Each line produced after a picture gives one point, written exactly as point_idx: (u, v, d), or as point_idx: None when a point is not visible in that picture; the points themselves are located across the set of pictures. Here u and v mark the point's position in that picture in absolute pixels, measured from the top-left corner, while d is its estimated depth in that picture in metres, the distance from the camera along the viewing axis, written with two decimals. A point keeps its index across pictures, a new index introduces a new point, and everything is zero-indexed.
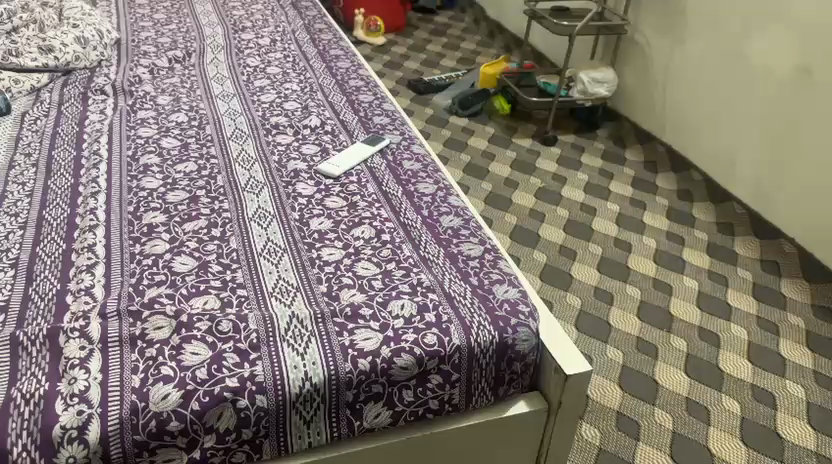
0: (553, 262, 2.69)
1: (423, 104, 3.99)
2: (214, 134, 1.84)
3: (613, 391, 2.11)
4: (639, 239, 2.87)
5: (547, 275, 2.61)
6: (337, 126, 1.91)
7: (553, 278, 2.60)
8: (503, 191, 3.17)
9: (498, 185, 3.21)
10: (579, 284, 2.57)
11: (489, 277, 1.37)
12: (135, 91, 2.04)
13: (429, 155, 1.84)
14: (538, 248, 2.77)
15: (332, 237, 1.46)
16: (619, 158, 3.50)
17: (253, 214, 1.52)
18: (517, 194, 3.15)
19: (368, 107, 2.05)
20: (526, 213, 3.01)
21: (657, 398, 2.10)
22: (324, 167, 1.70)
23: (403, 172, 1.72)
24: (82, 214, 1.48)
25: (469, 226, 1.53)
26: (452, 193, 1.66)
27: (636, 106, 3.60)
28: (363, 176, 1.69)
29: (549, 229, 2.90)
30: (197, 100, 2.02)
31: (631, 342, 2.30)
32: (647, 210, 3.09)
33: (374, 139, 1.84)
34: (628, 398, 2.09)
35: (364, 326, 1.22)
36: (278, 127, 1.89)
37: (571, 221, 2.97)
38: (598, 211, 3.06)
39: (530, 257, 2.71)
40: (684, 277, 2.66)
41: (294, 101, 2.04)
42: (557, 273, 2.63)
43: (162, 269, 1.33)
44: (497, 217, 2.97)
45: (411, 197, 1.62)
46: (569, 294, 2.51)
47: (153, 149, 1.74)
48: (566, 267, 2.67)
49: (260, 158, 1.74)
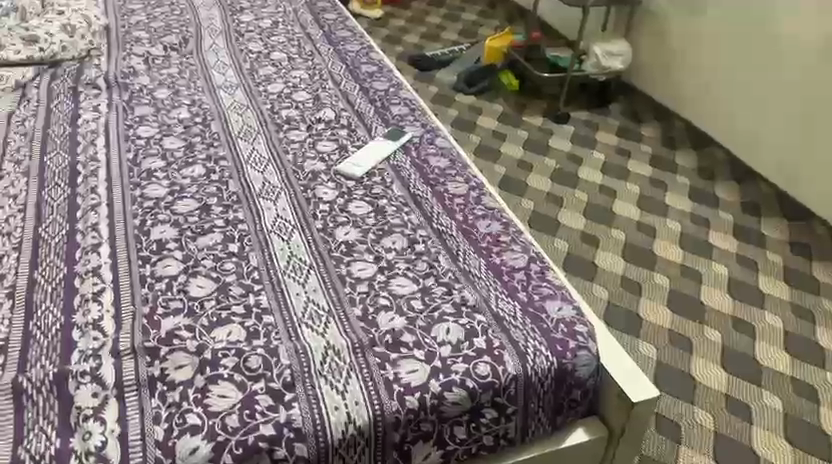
0: (576, 251, 2.57)
1: (427, 80, 3.81)
2: (220, 132, 1.69)
3: None
4: (662, 222, 2.76)
5: (571, 265, 2.49)
6: (353, 120, 1.77)
7: (576, 268, 2.48)
8: (517, 174, 3.04)
9: (512, 168, 3.08)
10: (605, 274, 2.46)
11: (539, 293, 1.24)
12: (130, 84, 1.88)
13: (455, 149, 1.70)
14: (559, 236, 2.65)
15: (362, 249, 1.33)
16: (634, 134, 3.35)
17: (273, 226, 1.38)
18: (532, 177, 3.02)
19: (385, 95, 1.89)
20: (543, 197, 2.88)
21: (696, 397, 2.01)
22: (344, 166, 1.56)
23: (430, 170, 1.58)
24: (83, 231, 1.34)
25: (509, 232, 1.40)
26: (486, 193, 1.53)
27: (650, 77, 3.46)
28: (387, 176, 1.55)
29: (569, 215, 2.78)
30: (199, 93, 1.86)
31: (664, 337, 2.20)
32: (668, 190, 2.96)
33: (394, 134, 1.70)
34: (665, 398, 2.00)
35: (407, 356, 1.09)
36: (289, 122, 1.74)
37: (591, 205, 2.85)
38: (618, 192, 2.94)
39: (550, 246, 2.59)
40: (712, 262, 2.55)
41: (304, 91, 1.88)
42: (581, 261, 2.51)
43: (177, 295, 1.19)
44: (513, 203, 2.84)
45: (442, 199, 1.48)
46: (594, 286, 2.40)
47: (156, 151, 1.59)
48: (589, 255, 2.55)
49: (273, 159, 1.59)
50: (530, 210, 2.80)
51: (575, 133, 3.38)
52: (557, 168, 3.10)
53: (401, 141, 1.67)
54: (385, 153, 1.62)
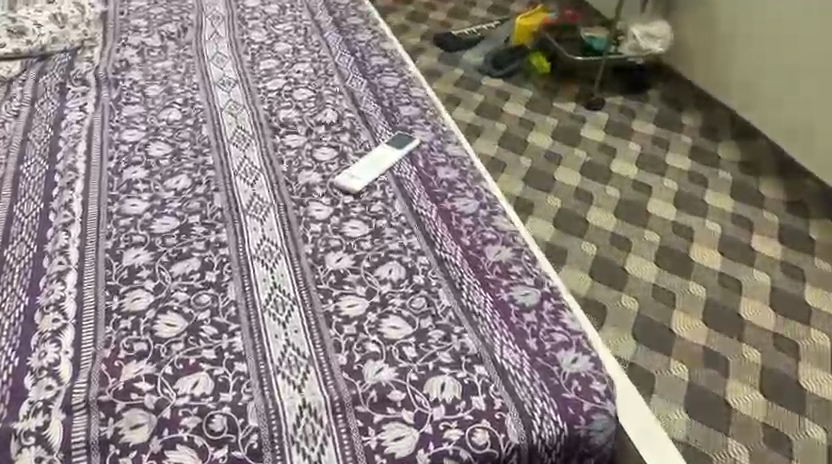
0: (604, 255, 2.41)
1: (453, 62, 3.61)
2: (211, 136, 1.55)
3: (678, 416, 1.88)
4: (700, 225, 2.56)
5: (599, 272, 2.33)
6: (357, 122, 1.61)
7: (605, 275, 2.32)
8: (545, 168, 2.86)
9: (539, 161, 2.90)
10: (636, 282, 2.30)
11: (551, 340, 1.09)
12: (121, 79, 1.75)
13: (468, 158, 1.54)
14: (586, 238, 2.49)
15: (353, 280, 1.18)
16: (673, 122, 3.11)
17: (257, 251, 1.24)
18: (560, 171, 2.84)
19: (395, 93, 1.73)
20: (571, 194, 2.70)
21: (729, 428, 1.86)
22: (342, 179, 1.41)
23: (438, 184, 1.42)
24: (51, 254, 1.22)
25: (521, 261, 1.24)
26: (499, 212, 1.36)
27: (691, 62, 3.22)
28: (389, 191, 1.40)
29: (598, 214, 2.60)
30: (193, 90, 1.72)
31: (696, 356, 2.05)
32: (709, 187, 2.75)
33: (400, 139, 1.54)
34: (695, 427, 1.86)
35: (393, 418, 0.96)
36: (287, 125, 1.59)
37: (623, 203, 2.66)
38: (653, 189, 2.74)
39: (576, 250, 2.43)
40: (754, 271, 2.36)
41: (307, 88, 1.73)
42: (609, 268, 2.35)
43: (143, 335, 1.07)
44: (539, 200, 2.67)
45: (448, 220, 1.33)
46: (624, 296, 2.25)
47: (140, 159, 1.47)
48: (619, 260, 2.39)
49: (266, 169, 1.45)
50: (557, 209, 2.63)
51: (609, 121, 3.15)
52: (588, 161, 2.90)
53: (407, 149, 1.52)
54: (387, 164, 1.47)
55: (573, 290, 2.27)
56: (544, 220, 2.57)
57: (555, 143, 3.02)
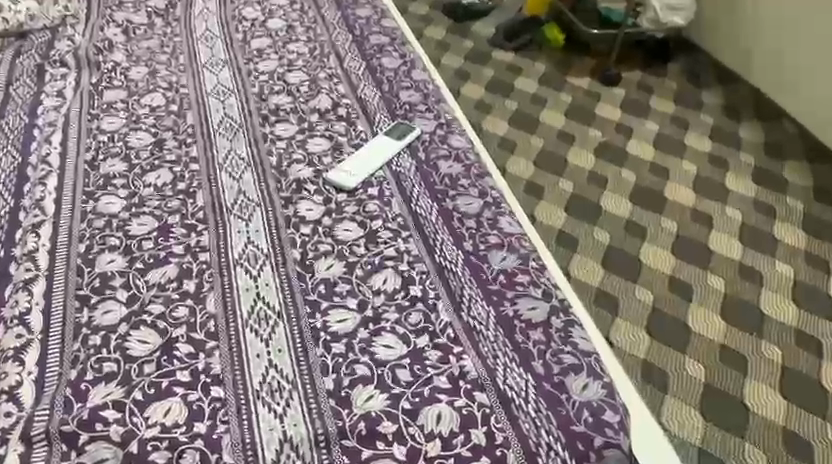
0: (618, 243, 2.29)
1: (462, 33, 3.44)
2: (196, 125, 1.44)
3: (694, 418, 1.79)
4: (720, 212, 2.44)
5: (612, 261, 2.23)
6: (354, 109, 1.50)
7: (618, 265, 2.21)
8: (557, 149, 2.73)
9: (551, 141, 2.77)
10: (651, 274, 2.19)
11: (559, 362, 0.98)
12: (103, 60, 1.64)
13: (473, 150, 1.42)
14: (599, 225, 2.37)
15: (343, 291, 1.09)
16: (693, 101, 2.96)
17: (241, 256, 1.14)
18: (573, 153, 2.71)
19: (395, 75, 1.60)
20: (584, 178, 2.58)
21: (748, 432, 1.77)
22: (335, 175, 1.31)
23: (439, 182, 1.32)
24: (19, 259, 1.13)
25: (528, 269, 1.13)
26: (505, 212, 1.26)
27: (717, 40, 3.07)
28: (386, 189, 1.30)
29: (612, 199, 2.49)
30: (179, 72, 1.60)
31: (714, 354, 1.95)
32: (729, 171, 2.62)
33: (399, 130, 1.43)
34: (711, 430, 1.77)
35: (383, 455, 0.87)
36: (278, 112, 1.48)
37: (639, 188, 2.54)
38: (671, 173, 2.61)
39: (589, 238, 2.32)
40: (776, 261, 2.24)
41: (300, 71, 1.61)
42: (623, 257, 2.24)
43: (113, 353, 0.98)
44: (550, 184, 2.56)
45: (449, 223, 1.23)
46: (638, 288, 2.14)
47: (119, 150, 1.36)
48: (633, 249, 2.28)
49: (254, 162, 1.35)
50: (569, 194, 2.51)
51: (625, 98, 3.00)
52: (602, 141, 2.77)
53: (407, 142, 1.40)
54: (385, 158, 1.36)
55: (584, 281, 2.16)
56: (555, 206, 2.45)
57: (568, 122, 2.87)
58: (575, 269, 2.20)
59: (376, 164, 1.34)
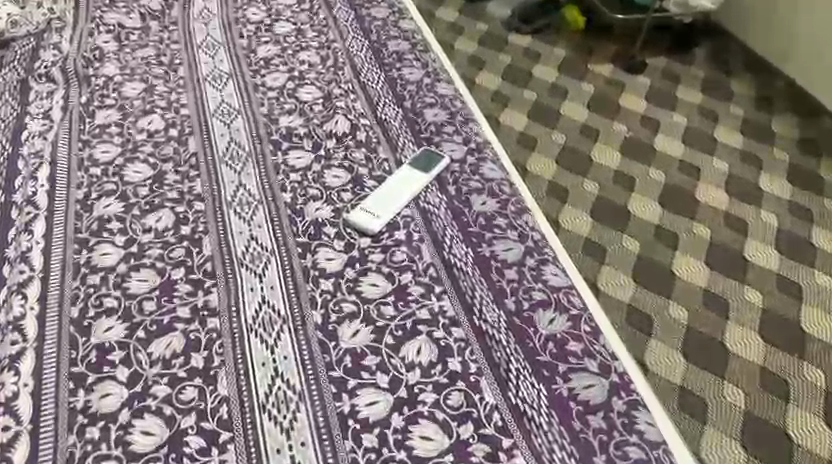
0: (647, 254, 2.17)
1: (475, 15, 3.25)
2: (199, 154, 1.29)
3: (735, 452, 1.68)
4: (755, 216, 2.30)
5: (642, 274, 2.11)
6: (375, 132, 1.35)
7: (649, 280, 2.10)
8: (579, 145, 2.58)
9: (574, 137, 2.61)
10: (683, 289, 2.07)
11: (625, 458, 0.87)
12: (93, 74, 1.48)
13: (508, 180, 1.28)
14: (627, 232, 2.24)
15: (372, 365, 0.96)
16: (723, 91, 2.79)
17: (255, 320, 1.01)
18: (596, 150, 2.56)
19: (418, 90, 1.46)
20: (609, 179, 2.44)
21: None
22: (358, 216, 1.16)
23: (474, 222, 1.18)
24: (3, 326, 1.00)
25: (581, 335, 1.00)
26: (549, 260, 1.12)
27: (750, 27, 2.89)
28: (415, 231, 1.15)
29: (640, 203, 2.35)
30: (179, 88, 1.45)
31: (753, 377, 1.84)
32: (764, 170, 2.46)
33: (424, 160, 1.28)
34: None
35: None
36: (290, 137, 1.33)
37: (668, 190, 2.40)
38: (701, 172, 2.46)
39: (617, 248, 2.19)
40: (815, 272, 2.11)
41: (313, 86, 1.46)
42: (653, 270, 2.12)
43: (114, 449, 0.87)
44: (573, 185, 2.41)
45: (488, 274, 1.09)
46: (671, 305, 2.03)
47: (114, 187, 1.22)
48: (663, 260, 2.15)
49: (265, 199, 1.21)
50: (595, 197, 2.37)
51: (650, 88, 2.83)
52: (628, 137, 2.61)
53: (434, 173, 1.26)
54: (409, 193, 1.22)
55: (614, 296, 2.04)
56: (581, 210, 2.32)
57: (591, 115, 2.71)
58: (603, 283, 2.08)
59: (400, 200, 1.20)
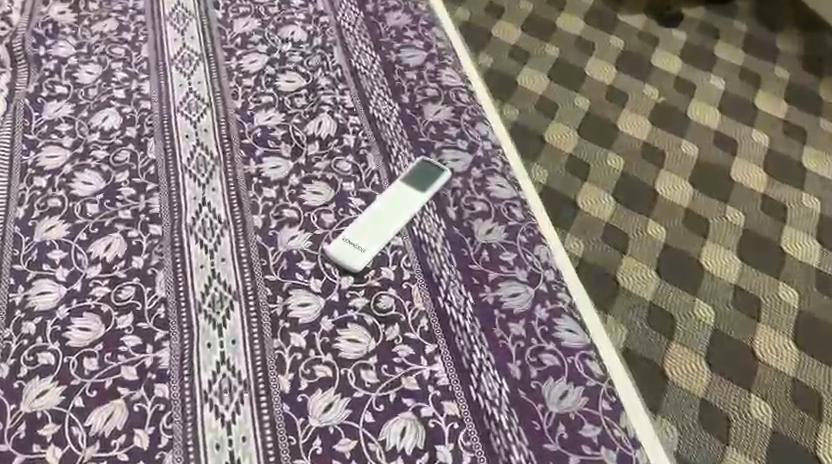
0: (675, 243, 1.92)
1: None
2: (159, 162, 1.11)
3: None
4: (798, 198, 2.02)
5: (668, 268, 1.87)
6: (366, 133, 1.16)
7: (674, 275, 1.85)
8: (605, 109, 2.25)
9: (599, 98, 2.27)
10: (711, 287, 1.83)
11: None
12: (44, 54, 1.28)
13: (519, 199, 1.09)
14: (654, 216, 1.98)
15: (347, 453, 0.80)
16: (770, 47, 2.44)
17: (212, 386, 0.86)
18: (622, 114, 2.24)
19: (418, 80, 1.25)
20: (637, 151, 2.14)
21: None
22: (339, 250, 0.99)
23: (475, 258, 1.00)
24: None
25: (597, 415, 0.85)
26: (563, 309, 0.95)
27: None
28: (406, 268, 0.98)
29: (669, 181, 2.06)
30: (140, 74, 1.25)
31: (783, 390, 1.65)
32: (812, 142, 2.16)
33: (421, 174, 1.08)
34: None
35: None
36: (265, 140, 1.14)
37: (701, 165, 2.10)
38: (740, 144, 2.15)
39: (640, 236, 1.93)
40: None
41: (295, 72, 1.26)
42: (681, 263, 1.88)
43: None
44: (596, 158, 2.11)
45: (489, 328, 0.92)
46: (697, 304, 1.80)
47: (59, 204, 1.05)
48: (691, 250, 1.90)
49: (233, 222, 1.03)
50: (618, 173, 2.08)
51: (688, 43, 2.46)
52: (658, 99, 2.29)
53: (432, 191, 1.07)
54: (402, 218, 1.03)
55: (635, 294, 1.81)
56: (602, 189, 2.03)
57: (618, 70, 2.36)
58: (624, 277, 1.84)
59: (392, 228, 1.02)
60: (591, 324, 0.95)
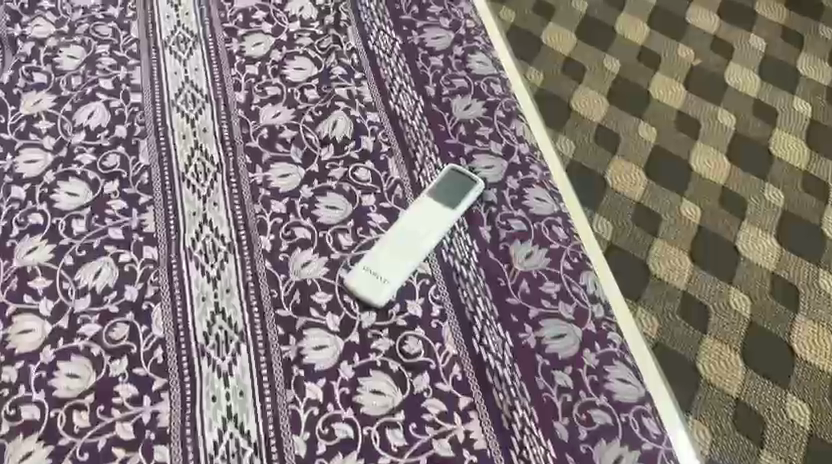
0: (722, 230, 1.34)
1: None
2: (153, 169, 0.98)
3: None
4: None
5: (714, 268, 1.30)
6: (386, 134, 1.01)
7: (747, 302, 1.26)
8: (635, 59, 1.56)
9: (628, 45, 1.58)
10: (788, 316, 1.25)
11: None
12: (19, 34, 1.12)
13: (562, 214, 0.95)
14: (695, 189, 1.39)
15: None
16: None
17: (219, 448, 0.76)
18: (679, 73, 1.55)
19: (444, 67, 1.09)
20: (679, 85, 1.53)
21: None
22: (359, 281, 0.87)
23: (514, 290, 0.88)
24: None
25: None
26: (615, 354, 0.83)
27: None
28: (435, 302, 0.86)
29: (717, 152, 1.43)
30: (129, 59, 1.10)
31: None
32: None
33: (449, 186, 0.95)
34: None
35: None
36: (273, 144, 1.00)
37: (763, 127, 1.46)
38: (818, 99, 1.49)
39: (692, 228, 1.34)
40: None
41: (305, 58, 1.10)
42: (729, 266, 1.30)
43: None
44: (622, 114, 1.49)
45: (531, 378, 0.81)
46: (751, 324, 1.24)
47: (41, 221, 0.93)
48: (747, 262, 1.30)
49: (238, 244, 0.91)
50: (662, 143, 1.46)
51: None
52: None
53: (462, 207, 0.93)
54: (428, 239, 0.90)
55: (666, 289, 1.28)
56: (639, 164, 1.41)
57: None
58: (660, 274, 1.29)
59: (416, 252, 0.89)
60: (651, 373, 0.83)
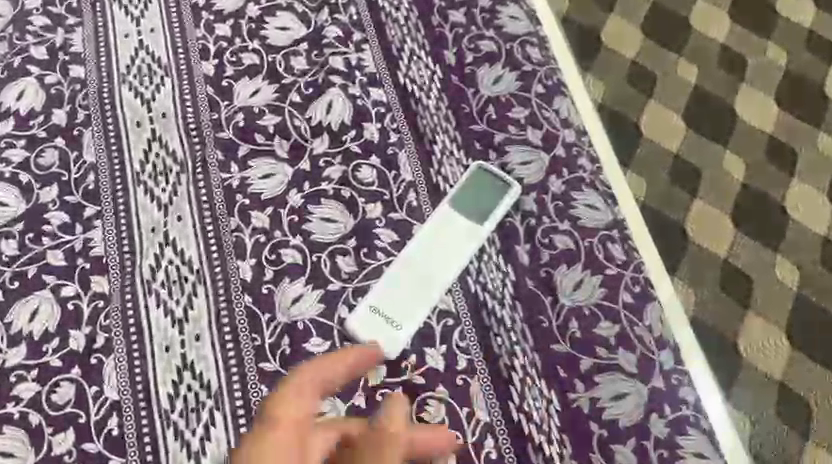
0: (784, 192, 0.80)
1: None
2: (101, 170, 0.77)
3: None
4: None
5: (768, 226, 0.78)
6: (395, 119, 0.80)
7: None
8: None
9: None
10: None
11: None
12: None
13: (618, 226, 0.76)
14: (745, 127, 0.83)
15: None
16: None
17: None
18: None
19: (467, 25, 0.86)
20: None
21: None
22: (366, 328, 0.68)
23: (561, 334, 0.69)
24: None
25: None
26: (688, 418, 0.67)
27: None
28: (460, 352, 0.68)
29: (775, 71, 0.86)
30: (67, 17, 0.86)
31: None
32: None
33: (477, 190, 0.75)
34: None
35: None
36: (251, 134, 0.79)
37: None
38: None
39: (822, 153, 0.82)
40: None
41: (290, 13, 0.86)
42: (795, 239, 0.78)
43: None
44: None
45: (583, 455, 0.65)
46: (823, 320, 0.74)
47: None
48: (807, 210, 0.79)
49: (210, 272, 0.72)
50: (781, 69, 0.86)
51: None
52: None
53: (494, 217, 0.73)
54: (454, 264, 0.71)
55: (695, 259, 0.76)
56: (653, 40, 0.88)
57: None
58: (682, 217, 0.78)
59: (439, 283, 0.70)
60: (733, 434, 0.67)
